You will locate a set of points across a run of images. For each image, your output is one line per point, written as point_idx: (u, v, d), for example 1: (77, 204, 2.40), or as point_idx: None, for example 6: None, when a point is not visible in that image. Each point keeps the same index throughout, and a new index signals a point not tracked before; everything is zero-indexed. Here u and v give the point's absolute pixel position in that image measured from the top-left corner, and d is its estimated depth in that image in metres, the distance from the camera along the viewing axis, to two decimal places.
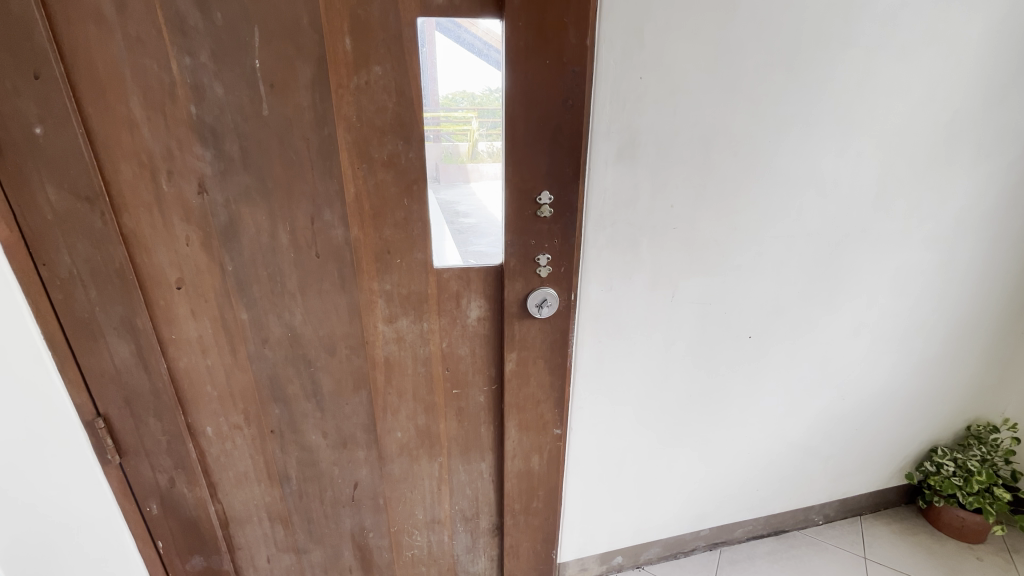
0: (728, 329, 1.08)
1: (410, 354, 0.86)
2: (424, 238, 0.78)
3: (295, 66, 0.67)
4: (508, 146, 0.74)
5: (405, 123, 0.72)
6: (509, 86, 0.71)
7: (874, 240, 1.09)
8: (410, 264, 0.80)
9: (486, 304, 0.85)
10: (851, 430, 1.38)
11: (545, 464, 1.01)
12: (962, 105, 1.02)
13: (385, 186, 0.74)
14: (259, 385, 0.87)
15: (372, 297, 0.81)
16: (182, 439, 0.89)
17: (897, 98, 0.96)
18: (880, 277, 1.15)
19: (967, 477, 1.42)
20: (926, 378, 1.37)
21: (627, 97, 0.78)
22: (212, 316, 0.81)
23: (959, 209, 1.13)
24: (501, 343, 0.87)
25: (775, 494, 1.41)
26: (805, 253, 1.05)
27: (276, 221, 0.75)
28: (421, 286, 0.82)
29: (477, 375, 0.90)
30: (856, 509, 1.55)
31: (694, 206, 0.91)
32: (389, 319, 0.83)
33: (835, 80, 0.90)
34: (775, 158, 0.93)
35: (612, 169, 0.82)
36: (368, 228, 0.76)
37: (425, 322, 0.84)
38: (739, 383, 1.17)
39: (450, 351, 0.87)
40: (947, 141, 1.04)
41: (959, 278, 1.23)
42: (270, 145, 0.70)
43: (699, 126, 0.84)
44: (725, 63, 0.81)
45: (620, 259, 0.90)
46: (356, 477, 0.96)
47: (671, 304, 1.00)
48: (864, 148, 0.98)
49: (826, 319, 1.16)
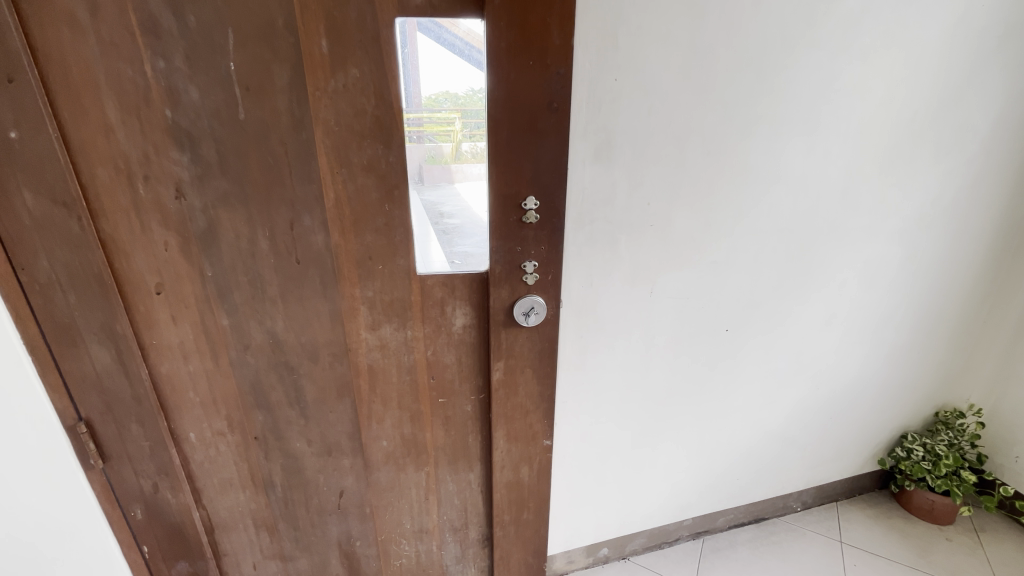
0: (707, 321, 1.20)
1: (394, 364, 0.83)
2: (407, 245, 0.75)
3: (271, 69, 0.64)
4: (491, 150, 0.72)
5: (384, 126, 0.69)
6: (491, 88, 0.69)
7: (842, 237, 1.23)
8: (392, 270, 0.76)
9: (472, 312, 0.81)
10: (826, 418, 1.53)
11: (534, 476, 0.98)
12: (919, 105, 1.13)
13: (366, 191, 0.71)
14: (241, 392, 0.85)
15: (354, 303, 0.78)
16: (164, 445, 0.88)
17: (860, 101, 1.07)
18: (849, 269, 1.28)
19: (936, 460, 1.59)
20: (897, 366, 1.53)
21: (602, 100, 0.89)
22: (192, 322, 0.80)
23: (925, 207, 1.28)
24: (488, 352, 0.83)
25: (755, 483, 1.55)
26: (777, 249, 1.17)
27: (255, 226, 0.73)
28: (405, 294, 0.78)
29: (464, 383, 0.86)
30: (831, 495, 1.69)
31: (671, 202, 0.96)
32: (372, 327, 0.79)
33: (806, 83, 0.99)
34: (753, 157, 1.02)
35: (588, 168, 0.93)
36: (349, 234, 0.73)
37: (409, 330, 0.80)
38: (720, 371, 1.30)
39: (435, 359, 0.83)
40: (908, 144, 1.16)
41: (923, 274, 1.38)
42: (248, 149, 0.68)
43: (672, 128, 0.94)
44: (705, 74, 0.91)
45: (599, 256, 0.99)
46: (342, 485, 0.94)
47: (651, 299, 1.09)
48: (829, 149, 1.09)
49: (800, 311, 1.29)
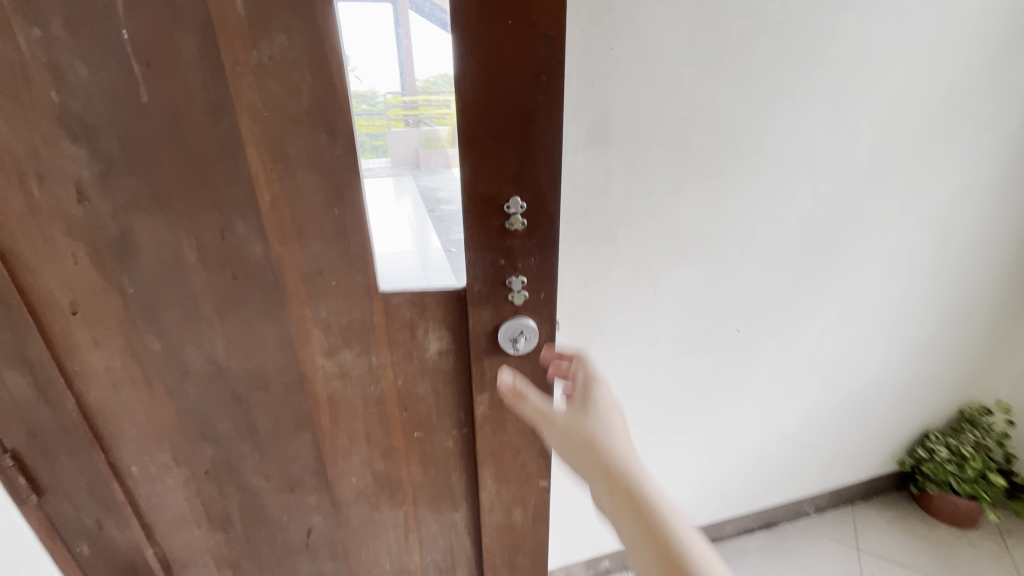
0: (715, 320, 1.08)
1: (358, 395, 0.70)
2: (365, 257, 0.61)
3: (174, 38, 0.49)
4: (462, 140, 0.53)
5: (325, 111, 0.53)
6: (456, 56, 0.50)
7: (867, 223, 1.10)
8: (349, 287, 0.62)
9: (446, 336, 0.66)
10: (844, 421, 1.40)
11: (529, 518, 0.82)
12: (955, 72, 1.00)
13: (309, 191, 0.56)
14: (184, 424, 0.72)
15: (305, 326, 0.65)
16: (103, 479, 0.76)
17: (894, 68, 0.94)
18: (874, 259, 1.15)
19: (961, 463, 1.44)
20: (922, 364, 1.40)
21: (597, 70, 0.75)
22: (117, 346, 0.66)
23: (957, 187, 1.15)
24: (468, 381, 0.69)
25: (766, 487, 1.43)
26: (795, 239, 1.05)
27: (178, 236, 0.59)
28: (366, 315, 0.64)
29: (442, 417, 0.73)
30: (847, 498, 1.56)
31: (675, 192, 0.90)
32: (328, 352, 0.66)
33: (833, 48, 0.87)
34: (769, 136, 0.91)
35: (580, 154, 0.80)
36: (291, 243, 0.59)
37: (373, 356, 0.67)
38: (728, 371, 1.18)
39: (407, 389, 0.70)
40: (942, 119, 1.04)
41: (950, 261, 1.26)
42: (158, 142, 0.54)
43: (678, 102, 0.82)
44: (718, 41, 0.79)
45: (595, 253, 0.90)
46: (309, 524, 0.83)
47: (655, 299, 1.00)
48: (857, 125, 0.97)
49: (817, 307, 1.17)
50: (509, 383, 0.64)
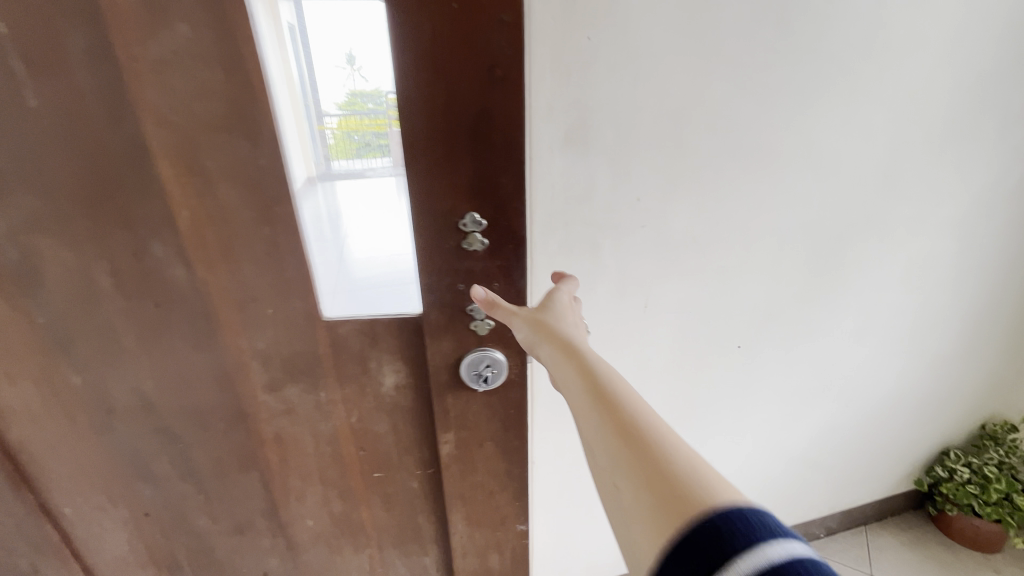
0: (713, 337, 0.99)
1: (308, 433, 0.62)
2: (304, 281, 0.53)
3: (58, 31, 0.42)
4: (406, 147, 0.45)
5: (241, 115, 0.45)
6: (392, 47, 0.41)
7: (882, 229, 1.00)
8: (288, 316, 0.54)
9: (404, 369, 0.58)
10: (856, 439, 1.30)
11: (507, 563, 0.73)
12: (990, 60, 0.88)
13: (232, 208, 0.49)
14: (117, 463, 0.65)
15: (241, 358, 0.57)
16: (36, 519, 0.68)
17: (915, 57, 0.83)
18: (890, 267, 1.05)
19: (984, 485, 1.34)
20: (941, 378, 1.30)
21: (575, 64, 0.66)
22: (34, 380, 0.58)
23: (986, 188, 1.03)
24: (430, 417, 0.61)
25: (771, 508, 1.34)
26: (802, 248, 0.95)
27: (87, 259, 0.51)
28: (309, 347, 0.56)
29: (404, 456, 0.65)
30: (860, 519, 1.47)
31: (666, 198, 0.81)
32: (270, 387, 0.59)
33: (845, 37, 0.78)
34: (771, 136, 0.82)
35: (557, 158, 0.72)
36: (217, 267, 0.51)
37: (321, 391, 0.59)
38: (729, 391, 1.09)
39: (363, 427, 0.62)
40: (971, 114, 0.93)
41: (975, 268, 1.14)
42: (53, 152, 0.46)
43: (668, 99, 0.73)
44: (711, 30, 0.70)
45: (577, 265, 0.81)
46: (265, 567, 0.75)
47: (646, 314, 0.91)
48: (872, 122, 0.87)
49: (827, 320, 1.07)
50: (482, 293, 0.50)
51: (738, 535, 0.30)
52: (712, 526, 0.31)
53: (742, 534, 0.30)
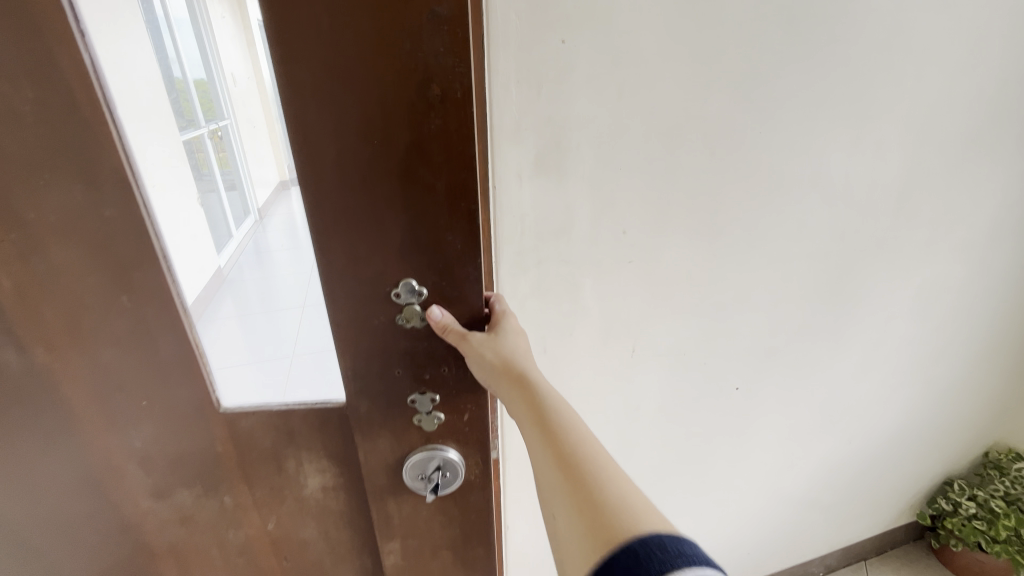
0: (708, 380, 0.88)
1: (212, 543, 0.53)
2: (186, 363, 0.43)
3: None
4: (308, 201, 0.35)
5: (67, 151, 0.36)
6: (277, 77, 0.31)
7: (894, 254, 0.89)
8: (167, 404, 0.44)
9: (329, 470, 0.50)
10: (858, 476, 1.20)
11: None
12: (1015, 67, 0.78)
13: (84, 277, 0.40)
14: None
15: (117, 462, 0.46)
16: None
17: (934, 64, 0.73)
18: (900, 296, 0.95)
19: (991, 520, 1.27)
20: (949, 409, 1.20)
21: (544, 74, 0.55)
22: None
23: (1007, 207, 0.92)
24: (366, 522, 0.52)
25: (769, 552, 1.25)
26: (805, 280, 0.85)
27: None
28: (205, 445, 0.47)
29: (339, 562, 0.55)
30: (861, 555, 1.38)
31: (656, 229, 0.70)
32: (158, 493, 0.49)
33: (854, 43, 0.67)
34: (775, 159, 0.72)
35: (528, 186, 0.60)
36: (65, 349, 0.42)
37: (225, 495, 0.50)
38: (725, 435, 0.97)
39: (285, 534, 0.53)
40: (992, 129, 0.83)
41: (993, 293, 1.04)
42: None
43: (656, 115, 0.62)
44: (704, 33, 0.59)
45: (552, 310, 0.70)
46: None
47: (632, 359, 0.80)
48: (885, 138, 0.76)
49: (830, 355, 0.97)
50: (439, 316, 0.39)
51: (655, 563, 0.31)
52: (636, 559, 0.31)
53: (659, 560, 0.31)
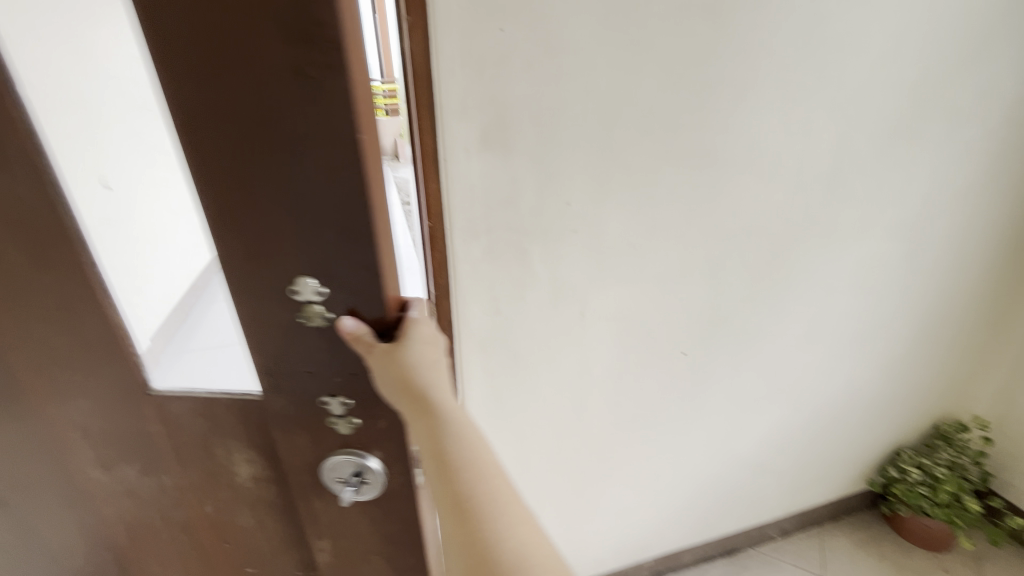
0: (658, 348, 0.93)
1: (155, 517, 0.56)
2: (116, 343, 0.46)
3: None
4: (201, 188, 0.38)
5: None
6: (173, 72, 0.34)
7: (833, 231, 0.94)
8: (99, 380, 0.47)
9: (259, 462, 0.53)
10: (806, 442, 1.28)
11: None
12: (945, 51, 0.82)
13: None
14: None
15: (60, 432, 0.50)
16: None
17: (870, 45, 0.76)
18: (840, 271, 1.01)
19: (934, 486, 1.34)
20: (894, 379, 1.27)
21: (484, 52, 0.57)
22: None
23: (941, 186, 0.98)
24: (294, 517, 0.56)
25: (724, 515, 1.32)
26: (751, 252, 0.89)
27: None
28: (137, 425, 0.50)
29: (275, 549, 0.59)
30: (815, 520, 1.45)
31: (601, 204, 0.73)
32: (101, 465, 0.52)
33: (792, 25, 0.69)
34: (716, 138, 0.74)
35: (474, 160, 0.63)
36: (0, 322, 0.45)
37: (163, 475, 0.53)
38: (675, 402, 1.03)
39: (221, 519, 0.57)
40: (929, 108, 0.87)
41: (930, 268, 1.10)
42: None
43: (599, 94, 0.64)
44: (642, 13, 0.61)
45: (502, 277, 0.73)
46: None
47: (583, 326, 0.84)
48: (824, 117, 0.79)
49: (775, 327, 1.02)
50: (350, 329, 0.42)
51: None
52: None
53: None
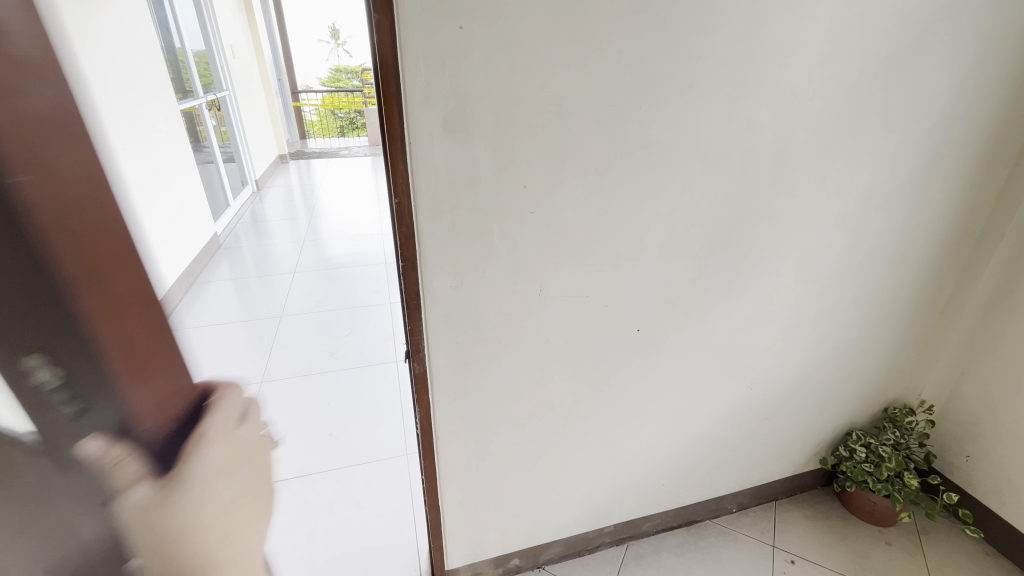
0: (613, 320, 1.05)
1: None
2: None
3: None
4: None
5: None
6: None
7: (773, 221, 1.05)
8: None
9: None
10: (760, 421, 1.38)
11: None
12: (866, 62, 0.93)
13: None
14: None
15: None
16: None
17: (792, 56, 0.88)
18: (785, 259, 1.11)
19: (877, 463, 1.43)
20: (843, 366, 1.37)
21: (446, 53, 0.70)
22: None
23: (874, 185, 1.09)
24: None
25: (683, 486, 1.43)
26: (695, 237, 1.01)
27: None
28: None
29: None
30: (771, 495, 1.57)
31: (554, 186, 0.85)
32: None
33: (718, 37, 0.81)
34: (656, 130, 0.86)
35: (438, 144, 0.76)
36: None
37: None
38: (631, 372, 1.14)
39: None
40: (855, 114, 0.99)
41: (874, 260, 1.20)
42: None
43: (546, 89, 0.77)
44: (582, 24, 0.74)
45: (466, 249, 0.86)
46: None
47: (542, 297, 0.96)
48: (755, 117, 0.91)
49: (724, 308, 1.13)
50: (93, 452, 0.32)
51: None
52: None
53: None
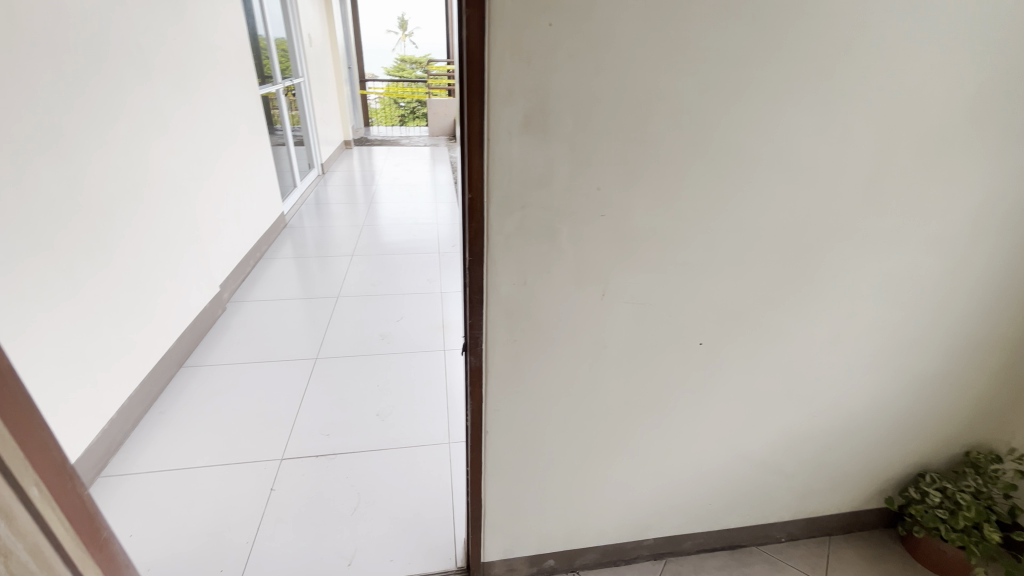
0: (675, 331, 1.01)
1: None
2: None
3: None
4: None
5: None
6: None
7: (859, 240, 0.98)
8: None
9: None
10: (822, 450, 1.30)
11: None
12: (987, 74, 0.85)
13: None
14: None
15: None
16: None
17: (901, 64, 0.81)
18: (868, 281, 1.04)
19: (953, 510, 1.30)
20: (922, 401, 1.27)
21: (533, 50, 0.69)
22: None
23: (982, 208, 0.99)
24: None
25: (730, 508, 1.37)
26: (771, 251, 0.95)
27: None
28: None
29: None
30: (825, 529, 1.48)
31: (627, 189, 0.83)
32: None
33: (819, 41, 0.76)
34: (741, 137, 0.82)
35: (516, 141, 0.75)
36: None
37: None
38: (688, 386, 1.10)
39: None
40: (967, 130, 0.90)
41: (971, 290, 1.09)
42: None
43: (630, 90, 0.74)
44: (674, 23, 0.71)
45: (534, 247, 0.85)
46: None
47: (603, 302, 0.94)
48: (852, 129, 0.85)
49: (795, 328, 1.07)
50: None
51: None
52: None
53: None
